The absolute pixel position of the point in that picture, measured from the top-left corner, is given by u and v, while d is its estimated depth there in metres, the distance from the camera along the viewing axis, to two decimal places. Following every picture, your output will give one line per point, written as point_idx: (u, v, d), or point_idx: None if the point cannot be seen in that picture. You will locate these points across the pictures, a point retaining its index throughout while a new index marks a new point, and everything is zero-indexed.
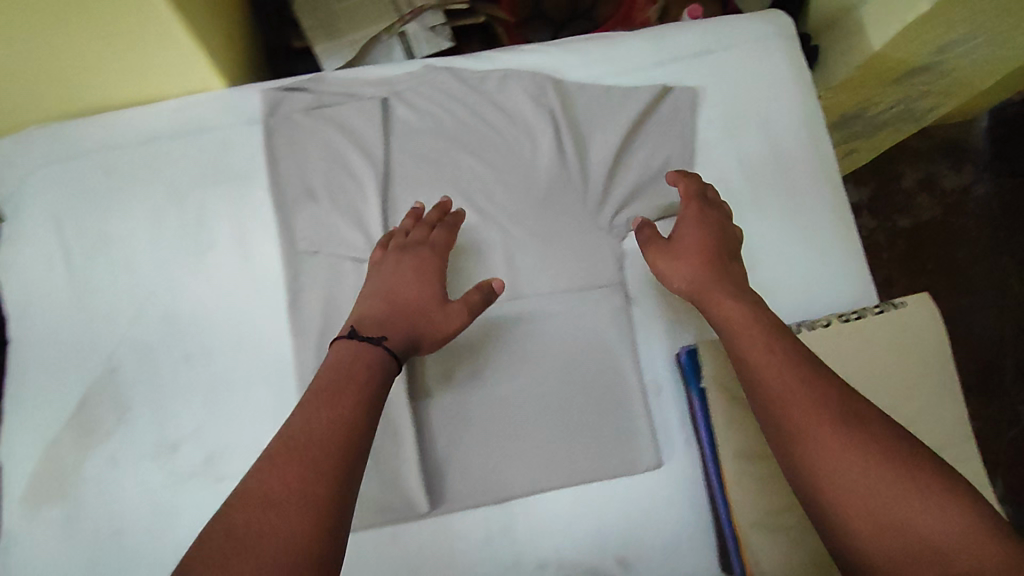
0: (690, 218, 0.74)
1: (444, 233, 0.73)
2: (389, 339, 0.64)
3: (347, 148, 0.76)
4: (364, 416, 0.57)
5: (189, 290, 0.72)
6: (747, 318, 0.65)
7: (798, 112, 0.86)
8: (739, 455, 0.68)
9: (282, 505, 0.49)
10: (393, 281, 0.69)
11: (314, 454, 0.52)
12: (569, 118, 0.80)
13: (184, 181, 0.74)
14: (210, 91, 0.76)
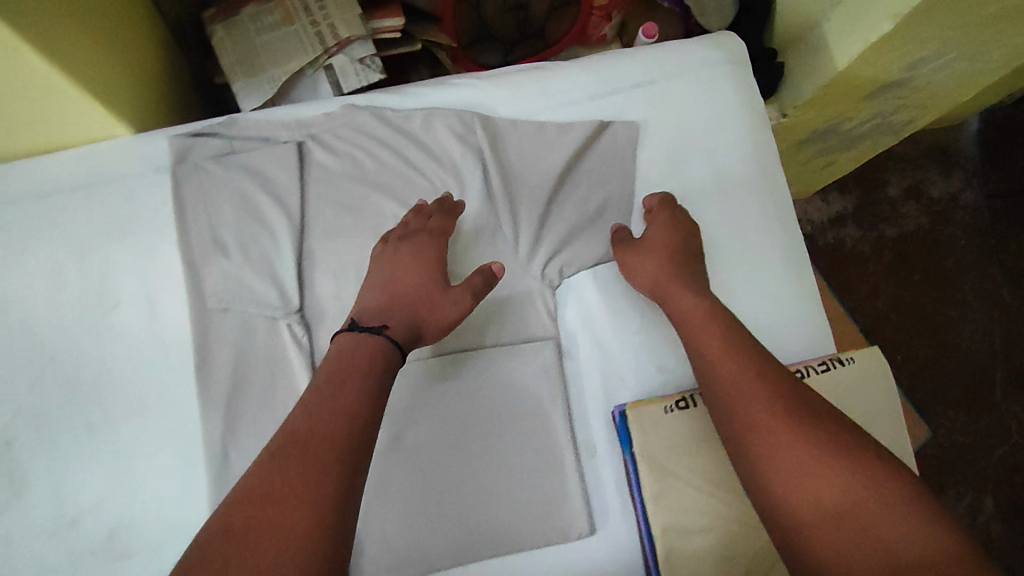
0: (661, 219, 0.74)
1: (444, 220, 0.71)
2: (390, 328, 0.63)
3: (260, 197, 0.72)
4: (369, 406, 0.56)
5: (93, 354, 0.69)
6: (704, 311, 0.66)
7: (747, 144, 0.80)
8: (671, 529, 0.62)
9: (284, 500, 0.48)
10: (392, 272, 0.68)
11: (316, 449, 0.51)
12: (498, 159, 0.76)
13: (85, 236, 0.70)
14: (114, 139, 0.72)
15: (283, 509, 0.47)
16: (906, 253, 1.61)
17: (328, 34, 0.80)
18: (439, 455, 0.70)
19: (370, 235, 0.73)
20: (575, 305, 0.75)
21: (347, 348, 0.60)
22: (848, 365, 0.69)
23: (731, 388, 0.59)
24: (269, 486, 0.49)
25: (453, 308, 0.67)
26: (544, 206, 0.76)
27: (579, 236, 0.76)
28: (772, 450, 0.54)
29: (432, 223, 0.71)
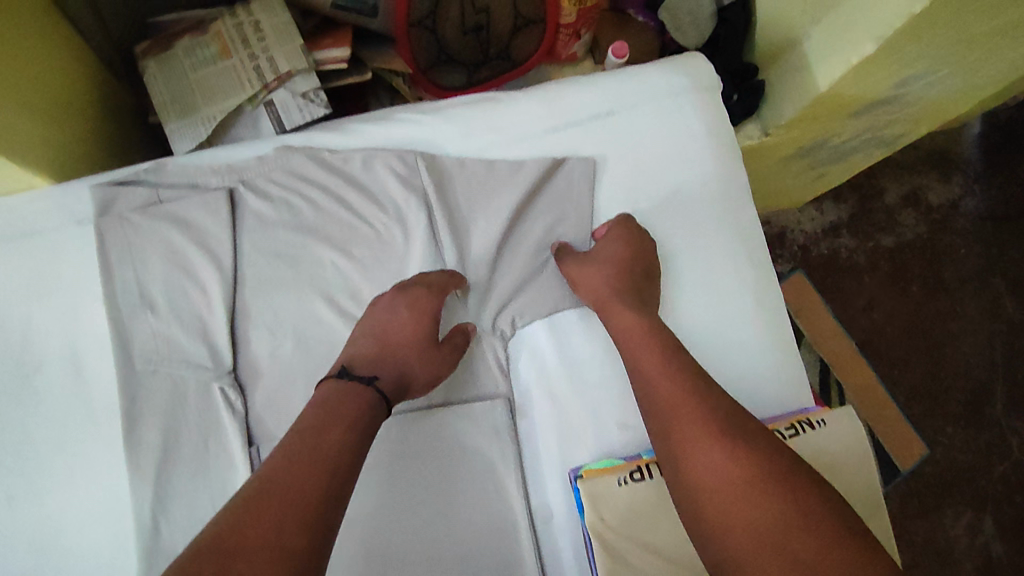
0: (613, 235, 0.70)
1: (454, 279, 0.68)
2: (381, 379, 0.59)
3: (189, 249, 0.67)
4: (353, 459, 0.51)
5: (11, 421, 0.64)
6: (642, 326, 0.63)
7: (715, 178, 0.75)
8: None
9: (254, 555, 0.42)
10: (393, 320, 0.64)
11: (293, 498, 0.46)
12: (446, 203, 0.71)
13: (5, 295, 0.66)
14: (32, 190, 0.68)
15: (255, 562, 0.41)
16: (901, 265, 1.54)
17: (267, 69, 0.77)
18: (389, 525, 0.63)
19: (309, 288, 0.68)
20: (529, 359, 0.71)
21: (335, 394, 0.56)
22: (817, 429, 0.63)
23: (647, 374, 0.59)
24: (242, 535, 0.43)
25: (441, 370, 0.65)
26: (494, 252, 0.71)
27: (533, 282, 0.72)
28: (677, 430, 0.53)
29: (444, 279, 0.67)
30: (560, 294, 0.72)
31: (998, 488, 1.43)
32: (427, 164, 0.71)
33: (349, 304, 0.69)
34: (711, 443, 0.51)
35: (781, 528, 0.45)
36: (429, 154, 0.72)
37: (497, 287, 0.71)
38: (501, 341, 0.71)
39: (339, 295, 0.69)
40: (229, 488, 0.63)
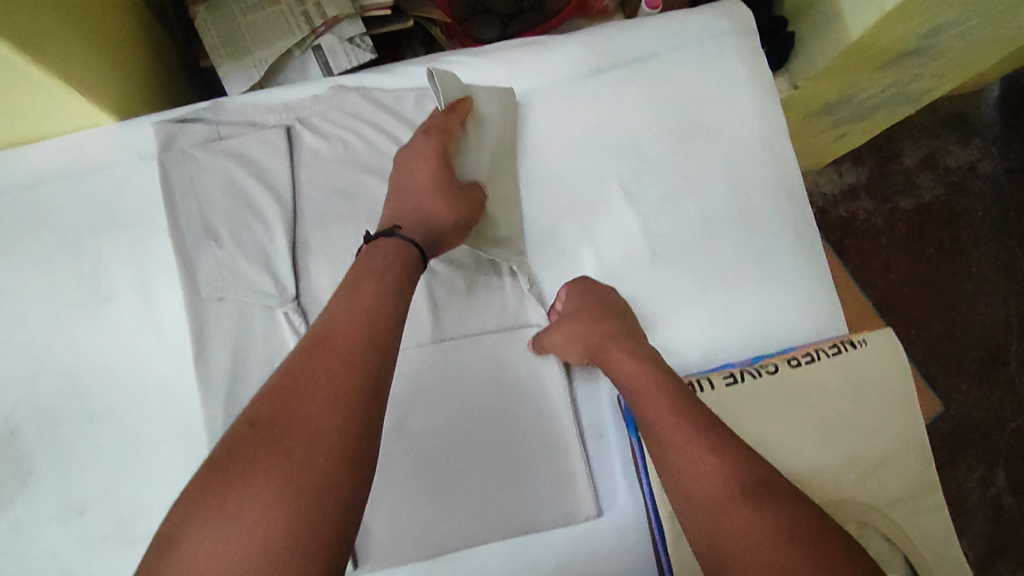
0: (577, 294, 0.69)
1: (459, 116, 0.70)
2: (402, 228, 0.64)
3: (251, 184, 0.70)
4: (386, 305, 0.55)
5: (89, 345, 0.68)
6: (644, 372, 0.61)
7: (754, 119, 0.77)
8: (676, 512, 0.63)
9: (308, 398, 0.48)
10: (405, 176, 0.68)
11: (338, 351, 0.51)
12: (469, 140, 0.72)
13: (77, 227, 0.69)
14: (98, 127, 0.71)
15: (309, 424, 0.47)
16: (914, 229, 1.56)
17: (315, 14, 0.79)
18: (445, 440, 0.68)
19: (364, 221, 0.71)
20: None
21: (371, 255, 0.60)
22: (861, 346, 0.64)
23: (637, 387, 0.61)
24: (296, 386, 0.49)
25: (466, 212, 0.68)
26: (497, 179, 0.73)
27: (580, 218, 0.74)
28: (665, 434, 0.56)
29: (446, 120, 0.70)
30: (606, 230, 0.74)
31: (1009, 443, 1.46)
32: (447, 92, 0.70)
33: None
34: (707, 455, 0.54)
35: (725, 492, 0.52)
36: (444, 70, 0.72)
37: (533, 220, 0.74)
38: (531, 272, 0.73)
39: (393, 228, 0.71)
40: None
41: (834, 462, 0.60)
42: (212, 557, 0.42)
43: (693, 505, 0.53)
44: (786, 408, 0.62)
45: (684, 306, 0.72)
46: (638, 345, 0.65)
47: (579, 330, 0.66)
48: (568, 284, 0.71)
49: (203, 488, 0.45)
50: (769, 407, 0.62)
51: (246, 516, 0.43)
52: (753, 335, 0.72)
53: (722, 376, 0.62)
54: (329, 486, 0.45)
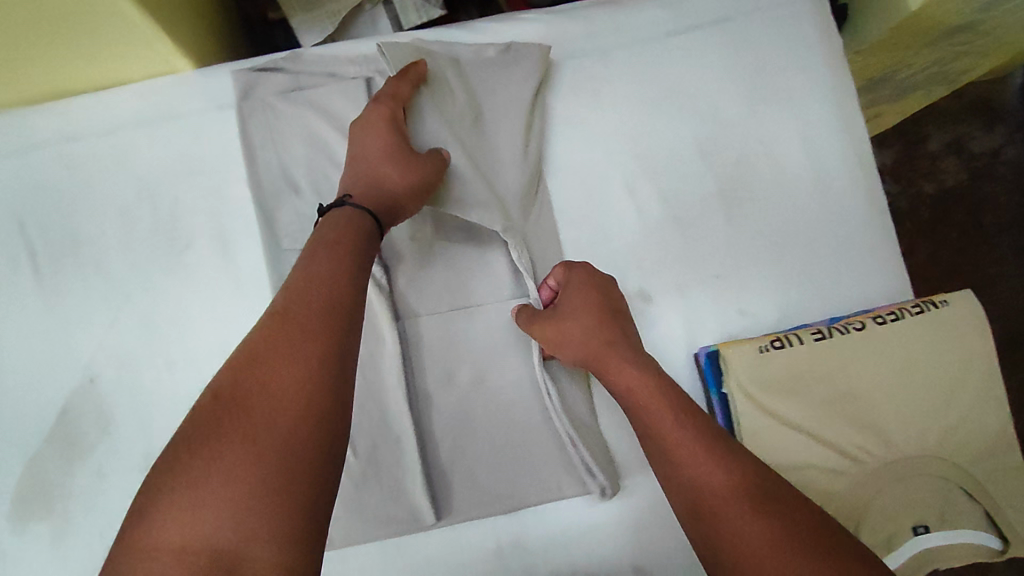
0: (576, 283, 0.65)
1: (408, 80, 0.67)
2: (353, 199, 0.62)
3: (331, 135, 0.70)
4: (351, 277, 0.54)
5: (167, 293, 0.67)
6: (646, 381, 0.59)
7: (828, 82, 0.76)
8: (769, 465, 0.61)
9: (275, 367, 0.46)
10: (358, 145, 0.65)
11: (305, 320, 0.49)
12: (427, 103, 0.69)
13: (155, 176, 0.68)
14: (177, 73, 0.70)
15: (276, 395, 0.45)
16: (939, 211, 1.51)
17: None
18: (525, 398, 0.68)
19: None
20: (656, 246, 0.72)
21: (325, 227, 0.58)
22: (943, 307, 0.64)
23: (636, 396, 0.59)
24: (260, 357, 0.46)
25: (422, 173, 0.63)
26: (469, 147, 0.70)
27: (656, 177, 0.73)
28: (665, 441, 0.55)
29: (395, 86, 0.66)
30: (682, 189, 0.73)
31: None
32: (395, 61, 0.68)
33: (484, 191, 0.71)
34: (703, 458, 0.53)
35: (718, 495, 0.51)
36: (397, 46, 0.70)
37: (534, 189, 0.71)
38: (521, 238, 0.67)
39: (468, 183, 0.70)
40: (379, 358, 0.67)
41: (913, 419, 0.61)
42: (185, 529, 0.39)
43: (692, 511, 0.52)
44: (864, 365, 0.62)
45: (759, 267, 0.72)
46: (635, 351, 0.62)
47: (573, 335, 0.63)
48: (564, 266, 0.67)
49: (171, 463, 0.42)
50: (848, 364, 0.62)
51: (215, 489, 0.41)
52: (829, 297, 0.72)
53: (811, 333, 0.63)
54: (303, 451, 0.44)
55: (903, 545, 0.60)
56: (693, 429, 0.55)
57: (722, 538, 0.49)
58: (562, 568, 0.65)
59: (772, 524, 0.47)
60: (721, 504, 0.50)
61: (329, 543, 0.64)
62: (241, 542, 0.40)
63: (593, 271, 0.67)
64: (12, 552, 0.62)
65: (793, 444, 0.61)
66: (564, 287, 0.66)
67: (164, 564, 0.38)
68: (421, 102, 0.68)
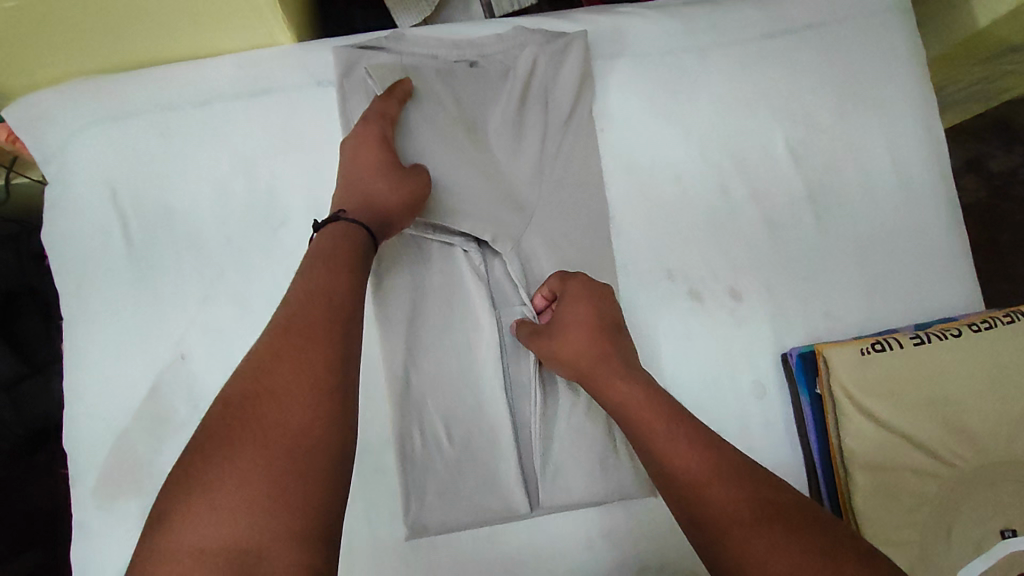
0: (574, 294, 0.63)
1: (396, 97, 0.66)
2: (348, 212, 0.60)
3: (432, 116, 0.69)
4: (351, 283, 0.53)
5: (262, 270, 0.66)
6: (643, 395, 0.57)
7: (918, 93, 0.76)
8: (866, 465, 0.63)
9: (279, 373, 0.45)
10: (349, 159, 0.64)
11: (307, 327, 0.48)
12: (424, 121, 0.69)
13: (251, 150, 0.67)
14: (277, 47, 0.69)
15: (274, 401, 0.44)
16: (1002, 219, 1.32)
17: None
18: None
19: (541, 163, 0.70)
20: (746, 246, 0.72)
21: (321, 240, 0.57)
22: None
23: (629, 405, 0.57)
24: (266, 365, 0.46)
25: (414, 187, 0.63)
26: (468, 152, 0.69)
27: (745, 178, 0.74)
28: (665, 452, 0.53)
29: (383, 103, 0.65)
30: (773, 191, 0.74)
31: None
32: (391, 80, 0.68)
33: (580, 182, 0.71)
34: (702, 467, 0.51)
35: (720, 503, 0.49)
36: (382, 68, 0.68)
37: (544, 190, 0.70)
38: (511, 245, 0.67)
39: (553, 177, 0.70)
40: (475, 345, 0.67)
41: (1005, 424, 0.62)
42: (202, 529, 0.39)
43: (699, 522, 0.49)
44: (952, 371, 0.63)
45: (846, 272, 0.73)
46: (628, 361, 0.61)
47: (566, 347, 0.62)
48: (561, 276, 0.65)
49: (186, 468, 0.42)
50: (936, 371, 0.63)
51: (227, 491, 0.40)
52: (915, 304, 0.73)
53: (910, 337, 0.65)
54: (312, 454, 0.43)
55: (992, 548, 0.60)
56: (692, 439, 0.53)
57: (726, 549, 0.47)
58: (650, 561, 0.66)
59: (774, 532, 0.46)
60: (716, 511, 0.48)
61: (422, 530, 0.63)
62: (256, 539, 0.39)
63: (589, 280, 0.65)
64: (101, 528, 0.61)
65: (887, 447, 0.63)
66: (563, 296, 0.64)
67: (182, 562, 0.38)
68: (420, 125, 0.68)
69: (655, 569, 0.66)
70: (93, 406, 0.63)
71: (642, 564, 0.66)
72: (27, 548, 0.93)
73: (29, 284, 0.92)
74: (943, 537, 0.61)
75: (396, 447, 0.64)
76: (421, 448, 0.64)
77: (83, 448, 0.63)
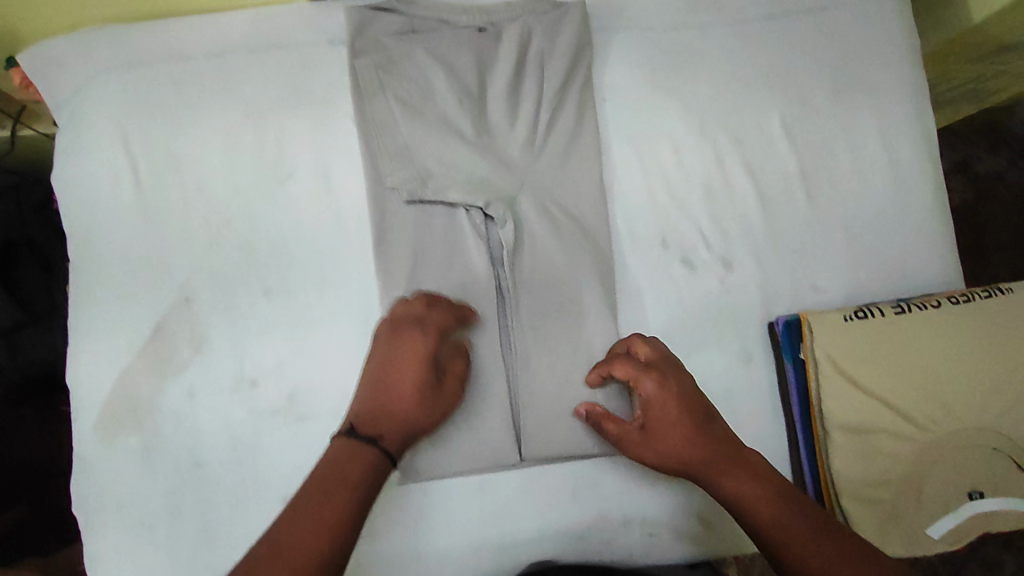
0: (659, 394, 0.61)
1: (416, 297, 0.63)
2: (385, 439, 0.55)
3: (437, 78, 0.69)
4: (403, 422, 0.56)
5: (266, 220, 0.67)
6: (765, 495, 0.57)
7: (910, 78, 0.79)
8: (845, 427, 0.66)
9: (317, 510, 0.48)
10: (387, 357, 0.58)
11: (347, 467, 0.51)
12: (435, 87, 0.69)
13: (260, 102, 0.69)
14: (291, 5, 0.71)
15: (318, 524, 0.47)
16: (988, 220, 1.33)
17: None
18: (594, 356, 0.70)
19: (544, 130, 0.71)
20: (739, 220, 0.75)
21: (349, 463, 0.52)
22: (1010, 294, 0.68)
23: (745, 503, 0.57)
24: (308, 499, 0.48)
25: (440, 410, 0.60)
26: (465, 119, 0.69)
27: (740, 153, 0.76)
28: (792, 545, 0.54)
29: (427, 312, 0.62)
30: (766, 167, 0.76)
31: None
32: (400, 47, 0.69)
33: (579, 150, 0.72)
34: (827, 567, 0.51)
35: None
36: (372, 40, 0.70)
37: (536, 161, 0.71)
38: (505, 208, 0.69)
39: (554, 143, 0.72)
40: (473, 301, 0.69)
41: (981, 394, 0.65)
42: None
43: None
44: (933, 341, 0.66)
45: (834, 249, 0.75)
46: (737, 448, 0.60)
47: (671, 445, 0.60)
48: (639, 369, 0.62)
49: None
50: (914, 340, 0.66)
51: None
52: (896, 282, 0.75)
53: (892, 307, 0.68)
54: None
55: (960, 508, 0.64)
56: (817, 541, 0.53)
57: None
58: (633, 515, 0.69)
59: None
60: None
61: (415, 475, 0.66)
62: None
63: (668, 371, 0.62)
64: (101, 461, 0.63)
65: (867, 410, 0.65)
66: (647, 395, 0.61)
67: None
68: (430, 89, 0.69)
69: (636, 523, 0.69)
70: (96, 344, 0.65)
71: (625, 518, 0.69)
72: (13, 506, 0.93)
73: (28, 236, 0.93)
74: (915, 497, 0.65)
75: None
76: None
77: (85, 384, 0.64)
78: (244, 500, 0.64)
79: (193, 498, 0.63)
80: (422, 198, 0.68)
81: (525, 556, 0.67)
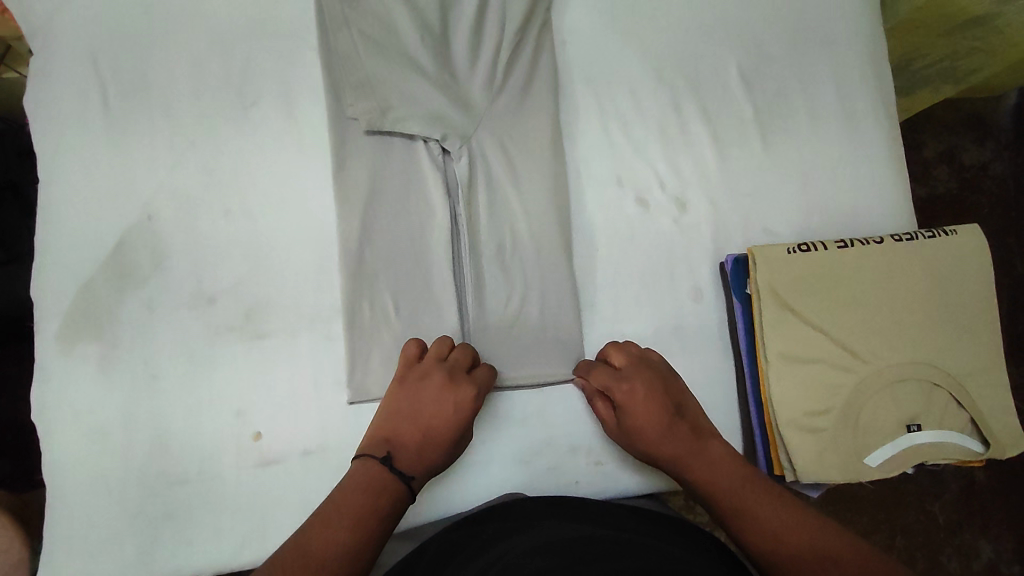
0: (629, 397, 0.64)
1: (466, 349, 0.66)
2: (417, 477, 0.59)
3: (398, 10, 0.70)
4: (427, 444, 0.61)
5: (230, 144, 0.69)
6: (738, 474, 0.60)
7: (865, 33, 0.81)
8: (786, 356, 0.67)
9: (342, 517, 0.53)
10: (418, 402, 0.62)
11: (376, 483, 0.56)
12: (396, 19, 0.70)
13: (228, 32, 0.71)
14: None
15: (343, 528, 0.52)
16: (975, 211, 1.29)
17: None
18: (545, 288, 0.71)
19: (500, 65, 0.72)
20: (694, 164, 0.76)
21: (375, 479, 0.56)
22: (952, 235, 0.70)
23: (715, 488, 0.60)
24: (336, 507, 0.54)
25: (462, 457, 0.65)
26: (424, 52, 0.71)
27: (695, 99, 0.77)
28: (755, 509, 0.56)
29: (451, 351, 0.66)
30: (721, 112, 0.77)
31: None
32: None
33: (537, 89, 0.74)
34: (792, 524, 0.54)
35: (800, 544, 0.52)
36: None
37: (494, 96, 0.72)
38: (461, 141, 0.70)
39: (513, 80, 0.73)
40: (428, 230, 0.70)
41: (914, 328, 0.67)
42: None
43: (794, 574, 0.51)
44: (871, 278, 0.68)
45: (786, 193, 0.77)
46: (702, 438, 0.64)
47: (644, 441, 0.64)
48: (614, 376, 0.66)
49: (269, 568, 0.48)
50: (854, 277, 0.68)
51: None
52: (847, 228, 0.77)
53: (836, 243, 0.69)
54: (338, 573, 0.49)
55: (897, 438, 0.66)
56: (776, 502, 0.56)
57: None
58: (580, 443, 0.70)
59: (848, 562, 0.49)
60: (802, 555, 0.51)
61: (363, 393, 0.67)
62: None
63: (642, 378, 0.65)
64: (61, 369, 0.65)
65: (806, 342, 0.67)
66: (620, 399, 0.65)
67: None
68: (392, 22, 0.70)
69: (584, 450, 0.70)
70: (59, 257, 0.67)
71: (572, 445, 0.70)
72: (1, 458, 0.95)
73: (10, 180, 0.94)
74: (852, 426, 0.66)
75: (345, 316, 0.68)
76: (369, 319, 0.68)
77: (47, 294, 0.66)
78: (199, 412, 0.66)
79: (148, 407, 0.65)
80: (381, 129, 0.69)
81: (473, 481, 0.69)
